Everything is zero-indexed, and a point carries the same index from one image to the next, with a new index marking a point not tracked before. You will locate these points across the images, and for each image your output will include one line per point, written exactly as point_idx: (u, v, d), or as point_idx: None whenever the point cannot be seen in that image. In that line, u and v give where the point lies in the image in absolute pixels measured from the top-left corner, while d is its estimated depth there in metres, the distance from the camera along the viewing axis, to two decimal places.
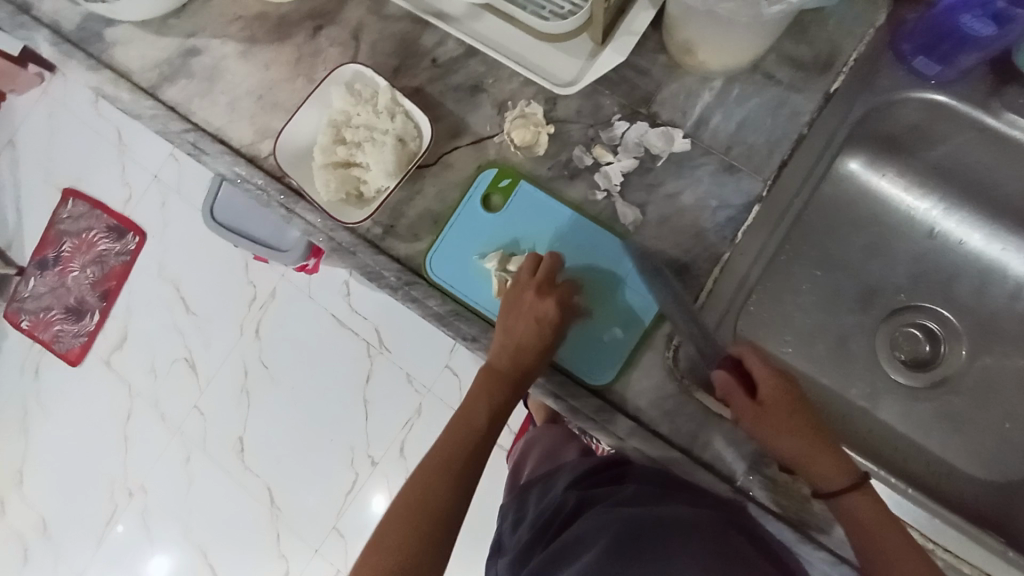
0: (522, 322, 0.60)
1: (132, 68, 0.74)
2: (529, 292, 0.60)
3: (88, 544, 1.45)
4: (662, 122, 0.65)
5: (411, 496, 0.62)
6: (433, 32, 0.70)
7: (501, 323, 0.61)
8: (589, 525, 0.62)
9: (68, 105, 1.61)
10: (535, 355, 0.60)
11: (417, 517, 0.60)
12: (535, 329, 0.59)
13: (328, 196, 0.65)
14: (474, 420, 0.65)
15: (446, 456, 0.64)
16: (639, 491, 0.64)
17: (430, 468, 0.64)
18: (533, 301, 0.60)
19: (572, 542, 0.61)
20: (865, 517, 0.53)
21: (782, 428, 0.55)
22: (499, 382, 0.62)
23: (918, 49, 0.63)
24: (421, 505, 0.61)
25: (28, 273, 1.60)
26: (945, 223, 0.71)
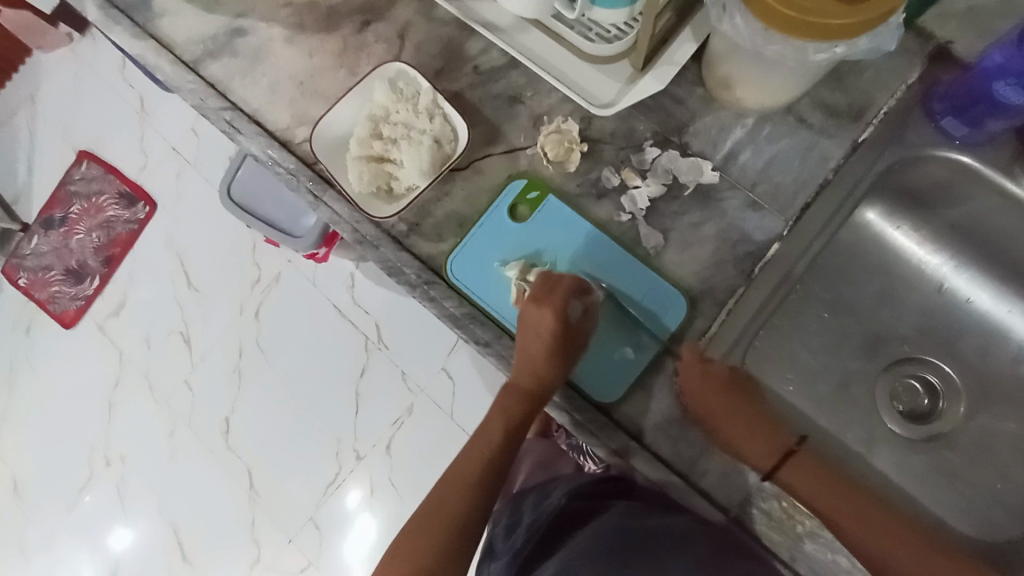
0: (529, 335, 0.63)
1: (177, 41, 0.75)
2: (531, 306, 0.62)
3: (58, 512, 1.42)
4: (693, 153, 0.67)
5: (434, 502, 0.68)
6: (478, 40, 0.72)
7: (516, 335, 0.64)
8: (590, 536, 0.65)
9: (95, 69, 1.61)
10: (542, 364, 0.62)
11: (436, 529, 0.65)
12: (542, 339, 0.62)
13: (359, 187, 0.66)
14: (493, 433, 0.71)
15: (469, 466, 0.70)
16: (631, 505, 0.67)
17: (451, 478, 0.70)
18: (535, 315, 0.61)
19: (573, 553, 0.63)
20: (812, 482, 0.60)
21: (724, 412, 0.60)
22: (520, 393, 0.67)
23: (949, 109, 0.65)
24: (441, 511, 0.66)
25: (32, 230, 1.60)
26: (956, 280, 0.73)
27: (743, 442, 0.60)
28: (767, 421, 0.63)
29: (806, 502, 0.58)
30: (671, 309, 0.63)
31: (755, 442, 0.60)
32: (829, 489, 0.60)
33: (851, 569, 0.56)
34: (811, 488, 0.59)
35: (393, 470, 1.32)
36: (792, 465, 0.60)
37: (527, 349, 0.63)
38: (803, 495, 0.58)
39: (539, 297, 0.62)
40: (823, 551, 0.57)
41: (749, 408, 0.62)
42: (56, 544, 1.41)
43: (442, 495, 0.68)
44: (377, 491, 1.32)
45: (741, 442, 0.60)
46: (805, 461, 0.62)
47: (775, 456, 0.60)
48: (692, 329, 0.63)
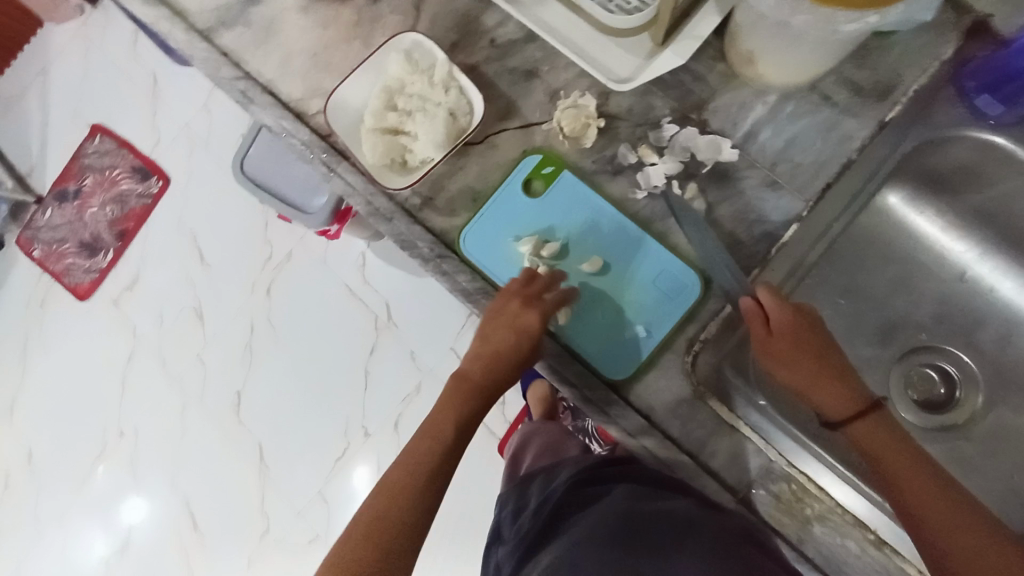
0: (501, 327, 0.60)
1: (191, 8, 0.74)
2: (517, 301, 0.60)
3: (73, 479, 1.46)
4: (711, 130, 0.66)
5: (391, 486, 0.61)
6: (495, 12, 0.70)
7: (490, 321, 0.61)
8: (589, 521, 0.64)
9: (108, 42, 1.61)
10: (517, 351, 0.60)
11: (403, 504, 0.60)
12: (519, 340, 0.60)
13: (373, 159, 0.66)
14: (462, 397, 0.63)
15: (425, 447, 0.63)
16: (632, 489, 0.66)
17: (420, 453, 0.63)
18: (519, 312, 0.59)
19: (573, 539, 0.63)
20: (874, 444, 0.56)
21: (791, 362, 0.57)
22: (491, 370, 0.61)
23: (982, 87, 0.64)
24: (402, 496, 0.60)
25: (46, 204, 1.61)
26: (978, 268, 0.72)
27: (812, 386, 0.57)
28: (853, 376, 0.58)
29: (870, 458, 0.55)
30: (685, 289, 0.63)
31: (838, 385, 0.57)
32: (906, 453, 0.55)
33: (859, 552, 0.57)
34: (882, 450, 0.55)
35: (401, 447, 1.34)
36: (872, 422, 0.56)
37: (501, 342, 0.60)
38: (870, 450, 0.56)
39: (524, 295, 0.60)
40: (832, 533, 0.57)
41: (834, 358, 0.58)
42: (71, 510, 1.45)
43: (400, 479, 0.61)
44: (385, 467, 1.34)
45: (811, 382, 0.57)
46: (886, 425, 0.56)
47: (851, 409, 0.57)
48: (706, 309, 0.63)
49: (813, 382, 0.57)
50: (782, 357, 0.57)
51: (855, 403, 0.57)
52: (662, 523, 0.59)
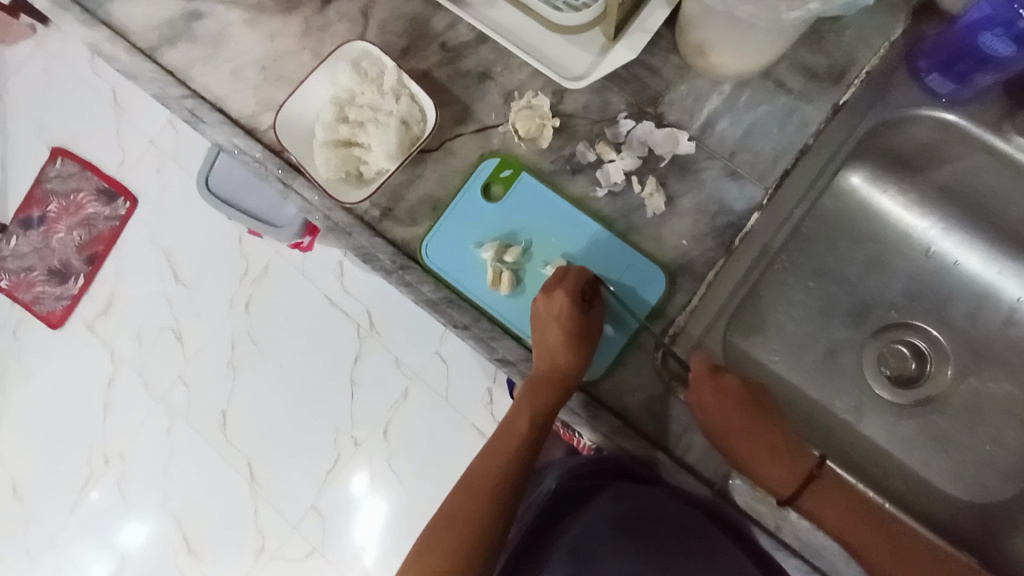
0: (546, 326, 0.61)
1: (132, 27, 0.72)
2: (542, 296, 0.61)
3: (60, 511, 1.44)
4: (669, 123, 0.65)
5: (448, 513, 0.61)
6: (445, 15, 0.69)
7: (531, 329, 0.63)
8: (583, 528, 0.64)
9: (63, 61, 1.57)
10: (566, 354, 0.60)
11: (454, 540, 0.58)
12: (557, 325, 0.60)
13: (327, 173, 0.65)
14: (513, 438, 0.66)
15: (482, 472, 0.64)
16: (623, 487, 0.65)
17: (470, 486, 0.63)
18: (546, 303, 0.61)
19: (570, 549, 0.62)
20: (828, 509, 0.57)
21: (735, 437, 0.58)
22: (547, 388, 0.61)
23: (934, 66, 0.63)
24: (459, 520, 0.60)
25: (11, 232, 1.57)
26: (943, 243, 0.72)
27: (757, 461, 0.58)
28: (787, 444, 0.61)
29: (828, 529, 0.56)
30: (652, 282, 0.62)
31: (776, 460, 0.59)
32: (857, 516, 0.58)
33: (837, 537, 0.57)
34: (839, 517, 0.57)
35: (391, 455, 1.33)
36: (816, 489, 0.58)
37: (542, 340, 0.61)
38: (825, 520, 0.57)
39: (547, 288, 0.62)
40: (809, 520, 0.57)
41: (768, 429, 0.61)
42: (61, 542, 1.43)
43: (457, 506, 0.61)
44: (377, 475, 1.33)
45: (757, 460, 0.58)
46: (831, 489, 0.59)
47: (796, 480, 0.58)
48: (673, 304, 0.63)
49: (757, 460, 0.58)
50: (727, 429, 0.58)
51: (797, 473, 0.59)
52: (661, 527, 0.59)
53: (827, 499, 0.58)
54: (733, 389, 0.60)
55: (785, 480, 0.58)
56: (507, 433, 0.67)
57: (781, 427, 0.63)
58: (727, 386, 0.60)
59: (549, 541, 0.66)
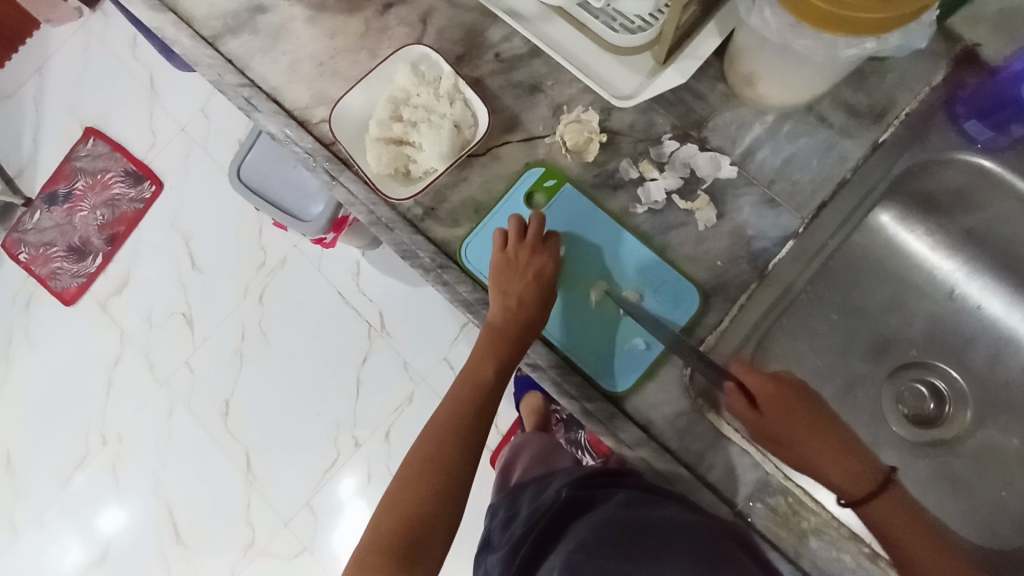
0: (507, 269, 0.63)
1: (197, 15, 0.75)
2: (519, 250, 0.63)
3: (50, 488, 1.42)
4: (711, 148, 0.67)
5: (419, 460, 0.62)
6: (501, 27, 0.71)
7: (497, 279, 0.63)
8: (582, 530, 0.60)
9: (105, 44, 1.60)
10: (525, 295, 0.61)
11: (425, 486, 0.60)
12: (536, 280, 0.62)
13: (378, 168, 0.66)
14: (475, 387, 0.65)
15: (449, 422, 0.64)
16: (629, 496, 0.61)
17: (436, 435, 0.63)
18: (524, 259, 0.62)
19: (571, 547, 0.59)
20: (893, 519, 0.56)
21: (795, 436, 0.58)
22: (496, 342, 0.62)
23: (973, 113, 0.66)
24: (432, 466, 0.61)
25: (35, 206, 1.59)
26: (968, 287, 0.73)
27: (825, 467, 0.58)
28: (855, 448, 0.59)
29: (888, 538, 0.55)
30: (684, 300, 0.63)
31: (847, 463, 0.58)
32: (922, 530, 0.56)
33: (855, 567, 0.57)
34: (896, 526, 0.56)
35: (390, 459, 1.32)
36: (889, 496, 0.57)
37: (515, 292, 0.62)
38: (889, 530, 0.56)
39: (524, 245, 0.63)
40: (829, 549, 0.57)
41: (835, 434, 0.59)
42: (48, 521, 1.41)
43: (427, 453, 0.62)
44: (374, 478, 1.32)
45: (824, 459, 0.58)
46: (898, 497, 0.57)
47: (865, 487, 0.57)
48: (704, 323, 0.63)
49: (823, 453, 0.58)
50: (787, 429, 0.58)
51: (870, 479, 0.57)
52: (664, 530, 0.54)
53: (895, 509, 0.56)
54: (788, 392, 0.60)
55: (856, 485, 0.57)
56: (468, 380, 0.66)
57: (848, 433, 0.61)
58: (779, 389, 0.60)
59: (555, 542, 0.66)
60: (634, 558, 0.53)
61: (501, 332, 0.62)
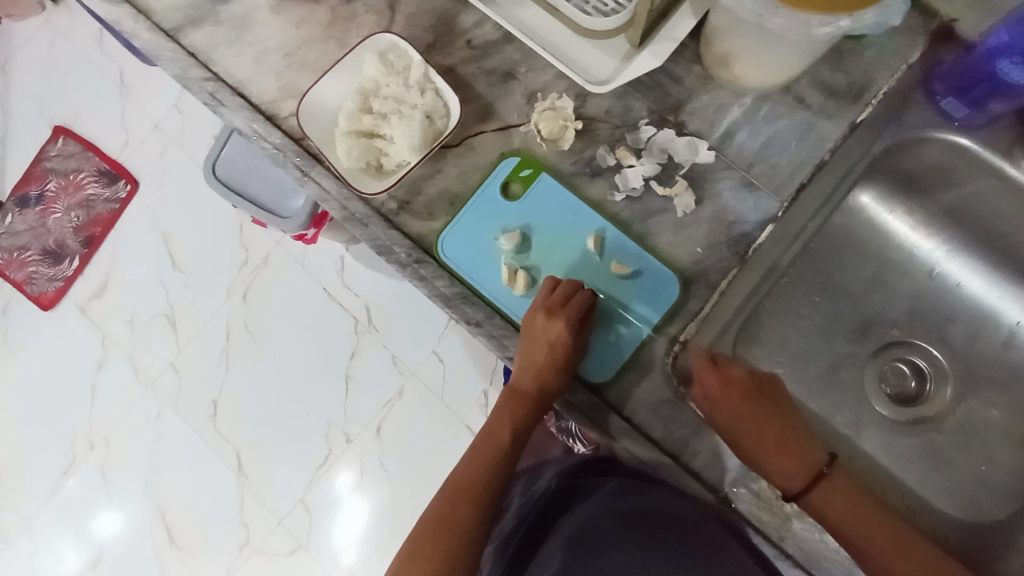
0: (535, 346, 0.61)
1: (156, 7, 0.72)
2: (542, 316, 0.61)
3: (38, 495, 1.40)
4: (689, 132, 0.66)
5: (433, 518, 0.60)
6: (472, 13, 0.69)
7: (522, 339, 0.63)
8: (582, 520, 0.60)
9: (71, 39, 1.55)
10: (554, 378, 0.61)
11: (440, 541, 0.58)
12: (548, 350, 0.61)
13: (348, 163, 0.65)
14: (495, 444, 0.66)
15: (466, 478, 0.64)
16: (624, 482, 0.62)
17: (450, 492, 0.62)
18: (545, 326, 0.60)
19: (565, 547, 0.58)
20: (835, 503, 0.56)
21: (735, 421, 0.58)
22: (529, 402, 0.65)
23: (950, 89, 0.65)
24: (448, 525, 0.59)
25: (6, 209, 1.54)
26: (947, 265, 0.74)
27: (761, 455, 0.57)
28: (796, 434, 0.59)
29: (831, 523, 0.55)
30: (666, 288, 0.63)
31: (785, 451, 0.58)
32: (873, 519, 0.55)
33: (837, 547, 0.57)
34: (842, 512, 0.55)
35: (383, 454, 1.32)
36: (829, 483, 0.57)
37: (533, 360, 0.62)
38: (831, 516, 0.55)
39: (550, 308, 0.61)
40: (811, 530, 0.58)
41: (778, 422, 0.59)
42: (38, 528, 1.39)
43: (443, 511, 0.60)
44: (368, 473, 1.32)
45: (761, 449, 0.58)
46: (839, 484, 0.57)
47: (804, 474, 0.57)
48: (686, 310, 0.63)
49: (759, 439, 0.58)
50: (732, 420, 0.58)
51: (806, 465, 0.57)
52: (662, 527, 0.53)
53: (838, 496, 0.56)
54: (734, 377, 0.60)
55: (791, 475, 0.57)
56: (488, 439, 0.67)
57: (792, 414, 0.61)
58: (725, 376, 0.59)
59: (546, 532, 0.66)
60: (643, 546, 0.51)
61: (524, 394, 0.65)
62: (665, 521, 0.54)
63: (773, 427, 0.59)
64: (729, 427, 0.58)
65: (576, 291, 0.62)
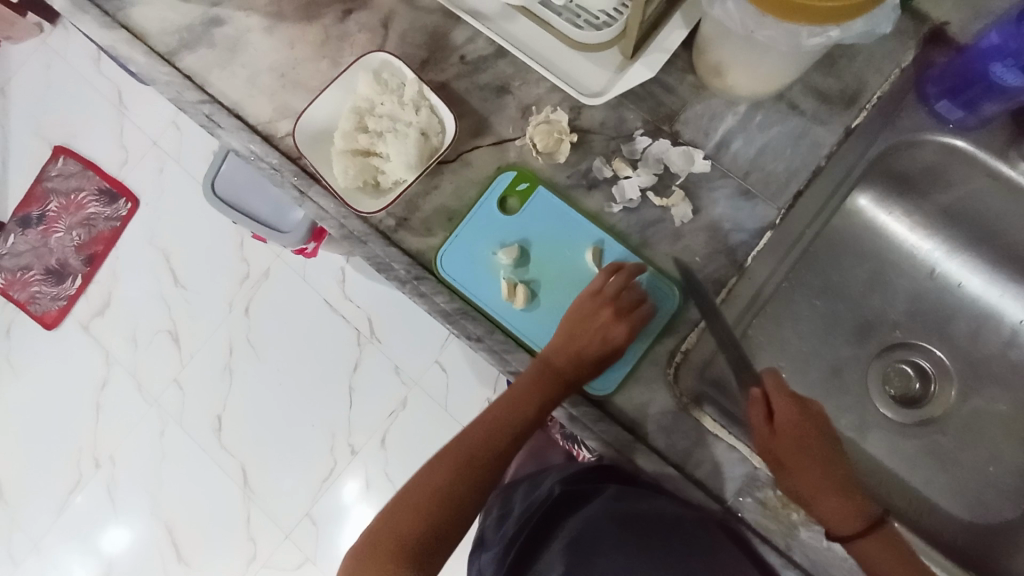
0: (586, 331, 0.60)
1: (151, 31, 0.72)
2: (602, 313, 0.60)
3: (45, 515, 1.41)
4: (683, 142, 0.66)
5: (429, 481, 0.62)
6: (464, 28, 0.70)
7: (573, 320, 0.61)
8: (580, 522, 0.61)
9: (68, 60, 1.56)
10: (593, 368, 0.60)
11: (427, 508, 0.60)
12: (596, 346, 0.60)
13: (345, 182, 0.65)
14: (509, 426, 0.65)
15: (473, 447, 0.64)
16: (621, 488, 0.62)
17: (453, 457, 0.63)
18: (601, 324, 0.60)
19: (564, 547, 0.59)
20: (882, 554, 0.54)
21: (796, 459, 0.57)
22: (553, 381, 0.60)
23: (943, 92, 0.65)
24: (440, 493, 0.61)
25: (8, 230, 1.55)
26: (946, 265, 0.73)
27: (813, 496, 0.56)
28: (853, 485, 0.58)
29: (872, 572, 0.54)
30: (665, 298, 0.63)
31: (840, 499, 0.56)
32: (910, 573, 0.54)
33: (844, 555, 0.57)
34: (883, 565, 0.54)
35: (388, 464, 1.32)
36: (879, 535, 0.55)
37: (579, 346, 0.60)
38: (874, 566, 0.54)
39: (609, 309, 0.60)
40: (818, 538, 0.57)
41: (833, 463, 0.58)
42: (46, 547, 1.40)
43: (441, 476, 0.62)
44: (372, 483, 1.32)
45: (818, 493, 0.56)
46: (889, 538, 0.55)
47: (854, 521, 0.56)
48: (686, 320, 0.63)
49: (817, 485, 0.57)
50: (796, 459, 0.57)
51: (859, 516, 0.56)
52: (659, 528, 0.55)
53: (885, 550, 0.55)
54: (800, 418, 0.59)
55: (845, 520, 0.56)
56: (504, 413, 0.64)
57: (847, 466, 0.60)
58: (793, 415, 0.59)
59: (548, 537, 0.66)
60: (642, 548, 0.54)
61: (554, 373, 0.60)
62: (661, 523, 0.55)
63: (832, 477, 0.57)
64: (790, 463, 0.57)
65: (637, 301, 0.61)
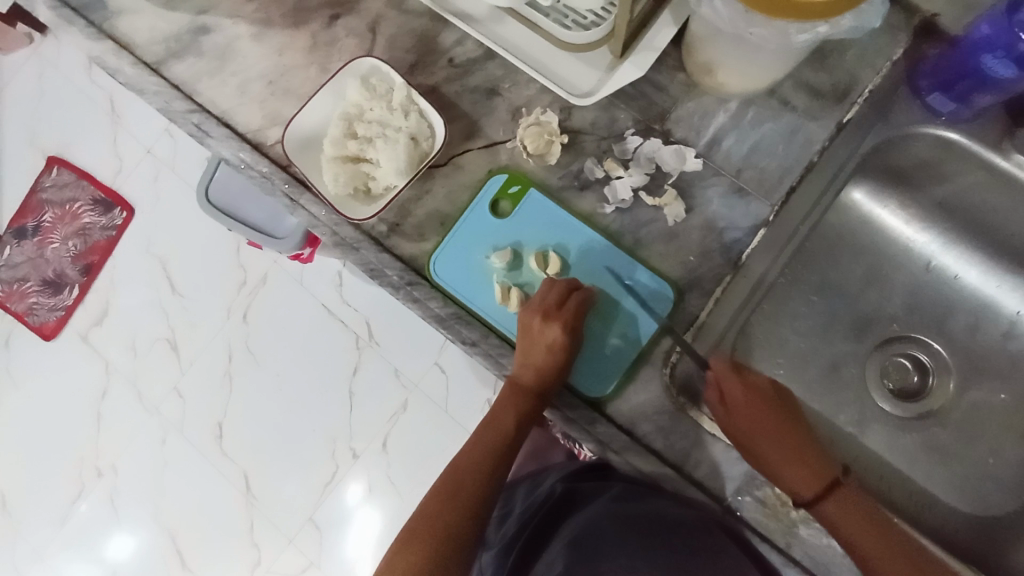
0: (535, 347, 0.61)
1: (138, 40, 0.72)
2: (538, 320, 0.61)
3: (49, 526, 1.41)
4: (675, 140, 0.66)
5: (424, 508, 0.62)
6: (453, 31, 0.69)
7: (520, 344, 0.62)
8: (583, 525, 0.60)
9: (59, 69, 1.55)
10: (553, 377, 0.61)
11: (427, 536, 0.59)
12: (547, 354, 0.60)
13: (335, 189, 0.64)
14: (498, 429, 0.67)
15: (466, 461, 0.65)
16: (627, 488, 0.61)
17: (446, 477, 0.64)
18: (541, 329, 0.60)
19: (567, 550, 0.58)
20: (850, 514, 0.55)
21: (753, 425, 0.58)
22: (527, 396, 0.63)
23: (935, 85, 0.64)
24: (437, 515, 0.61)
25: (4, 241, 1.55)
26: (943, 258, 0.73)
27: (779, 464, 0.57)
28: (815, 450, 0.59)
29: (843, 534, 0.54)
30: (660, 299, 0.62)
31: (801, 462, 0.57)
32: (877, 528, 0.54)
33: (844, 552, 0.57)
34: (857, 525, 0.55)
35: (389, 467, 1.32)
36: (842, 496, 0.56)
37: (532, 362, 0.61)
38: (843, 528, 0.55)
39: (546, 311, 0.61)
40: (818, 536, 0.57)
41: (789, 428, 0.60)
42: (50, 558, 1.40)
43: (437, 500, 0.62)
44: (374, 487, 1.32)
45: (778, 457, 0.57)
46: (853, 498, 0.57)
47: (820, 487, 0.56)
48: (681, 319, 0.63)
49: (778, 449, 0.57)
50: (754, 426, 0.58)
51: (822, 476, 0.57)
52: (663, 528, 0.54)
53: (852, 509, 0.56)
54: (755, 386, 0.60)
55: (808, 483, 0.56)
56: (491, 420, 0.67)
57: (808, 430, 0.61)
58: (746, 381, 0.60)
59: (550, 538, 0.66)
60: (643, 547, 0.52)
61: (527, 388, 0.63)
62: (665, 523, 0.54)
63: (791, 440, 0.59)
64: (748, 429, 0.58)
65: (572, 290, 0.62)
